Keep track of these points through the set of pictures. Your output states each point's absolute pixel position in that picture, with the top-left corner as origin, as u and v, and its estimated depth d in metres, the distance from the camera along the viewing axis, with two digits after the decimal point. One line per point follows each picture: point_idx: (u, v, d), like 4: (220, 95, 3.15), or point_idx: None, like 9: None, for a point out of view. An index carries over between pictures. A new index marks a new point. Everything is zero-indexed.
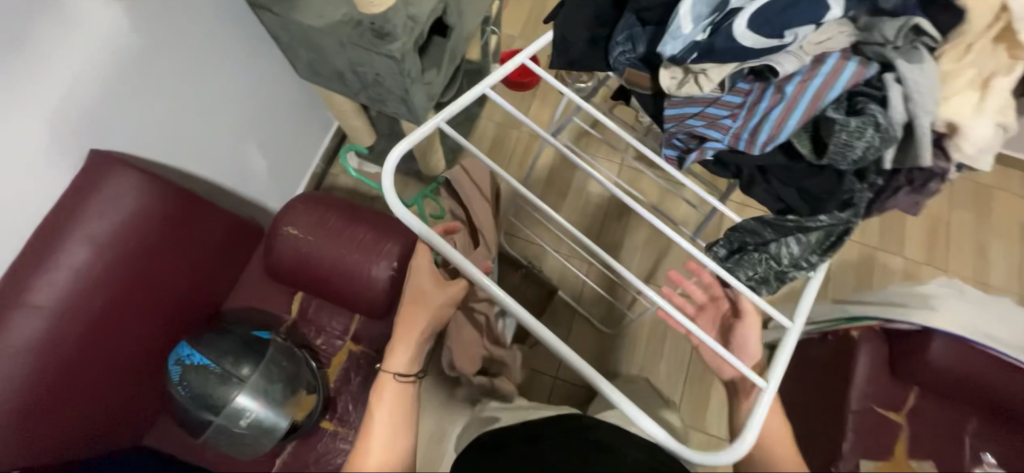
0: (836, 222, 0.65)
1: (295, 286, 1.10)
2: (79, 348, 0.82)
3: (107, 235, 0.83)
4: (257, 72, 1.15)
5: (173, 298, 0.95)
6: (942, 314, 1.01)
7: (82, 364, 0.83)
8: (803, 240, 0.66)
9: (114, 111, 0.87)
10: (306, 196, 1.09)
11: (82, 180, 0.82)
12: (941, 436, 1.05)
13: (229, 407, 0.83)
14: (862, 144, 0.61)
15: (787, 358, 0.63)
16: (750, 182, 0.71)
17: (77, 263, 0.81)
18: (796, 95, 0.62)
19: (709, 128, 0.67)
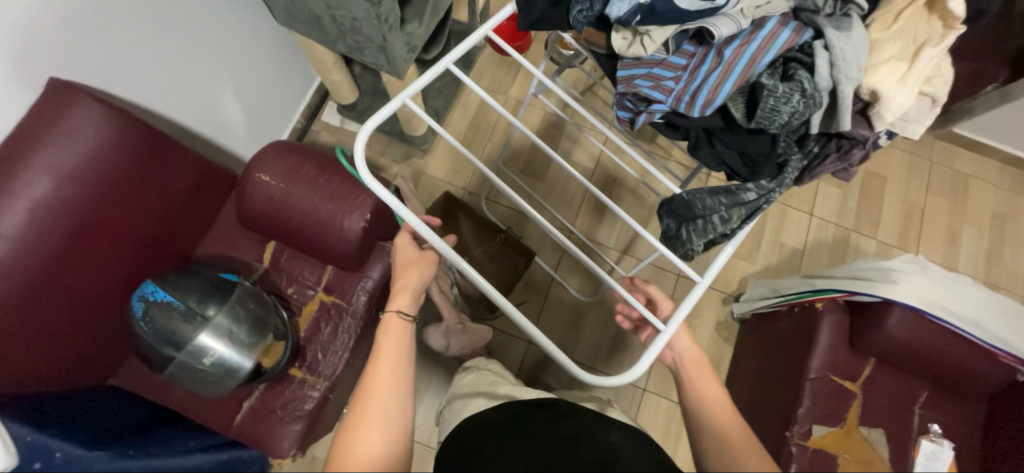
0: (763, 194, 0.62)
1: (267, 235, 1.09)
2: (38, 280, 0.81)
3: (68, 166, 0.81)
4: (231, 14, 1.11)
5: (140, 239, 0.94)
6: (902, 286, 1.03)
7: (41, 296, 0.82)
8: (728, 210, 0.63)
9: (75, 41, 0.83)
10: (281, 144, 1.07)
11: (42, 107, 0.80)
12: (893, 406, 1.09)
13: (193, 344, 0.83)
14: (789, 110, 0.55)
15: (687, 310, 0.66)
16: (696, 144, 0.64)
17: (37, 192, 0.79)
18: (733, 60, 0.56)
19: (653, 90, 0.59)
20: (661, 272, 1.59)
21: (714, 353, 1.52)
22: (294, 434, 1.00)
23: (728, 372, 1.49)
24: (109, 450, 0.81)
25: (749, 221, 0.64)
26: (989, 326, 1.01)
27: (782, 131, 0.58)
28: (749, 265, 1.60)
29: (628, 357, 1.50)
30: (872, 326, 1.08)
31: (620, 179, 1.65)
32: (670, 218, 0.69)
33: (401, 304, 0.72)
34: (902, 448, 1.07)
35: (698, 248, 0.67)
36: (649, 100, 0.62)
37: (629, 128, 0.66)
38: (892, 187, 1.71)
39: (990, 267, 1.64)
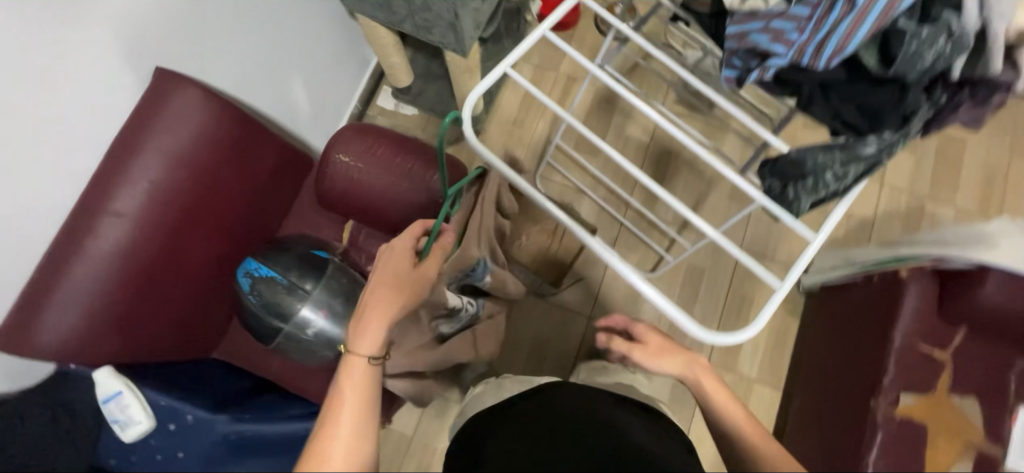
0: (884, 147, 0.59)
1: (346, 214, 1.13)
2: (156, 259, 0.87)
3: (176, 151, 0.86)
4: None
5: (235, 220, 0.99)
6: (1001, 250, 0.98)
7: (160, 274, 0.88)
8: (844, 167, 0.61)
9: (173, 31, 0.87)
10: (355, 126, 1.10)
11: (150, 94, 0.85)
12: (986, 375, 1.05)
13: (297, 316, 0.88)
14: (932, 53, 0.55)
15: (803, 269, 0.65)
16: (808, 101, 0.63)
17: (151, 176, 0.84)
18: (867, 6, 0.54)
19: (773, 43, 0.57)
20: (722, 246, 1.56)
21: (779, 326, 1.49)
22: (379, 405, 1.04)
23: (795, 345, 1.45)
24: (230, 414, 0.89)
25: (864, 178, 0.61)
26: None
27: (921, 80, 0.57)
28: (815, 237, 1.55)
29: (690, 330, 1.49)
30: (965, 292, 1.03)
31: (676, 152, 1.61)
32: (773, 178, 0.66)
33: (363, 340, 0.67)
34: (997, 417, 1.03)
35: (805, 208, 0.65)
36: (763, 57, 0.60)
37: (735, 87, 0.64)
38: (971, 151, 1.61)
39: None
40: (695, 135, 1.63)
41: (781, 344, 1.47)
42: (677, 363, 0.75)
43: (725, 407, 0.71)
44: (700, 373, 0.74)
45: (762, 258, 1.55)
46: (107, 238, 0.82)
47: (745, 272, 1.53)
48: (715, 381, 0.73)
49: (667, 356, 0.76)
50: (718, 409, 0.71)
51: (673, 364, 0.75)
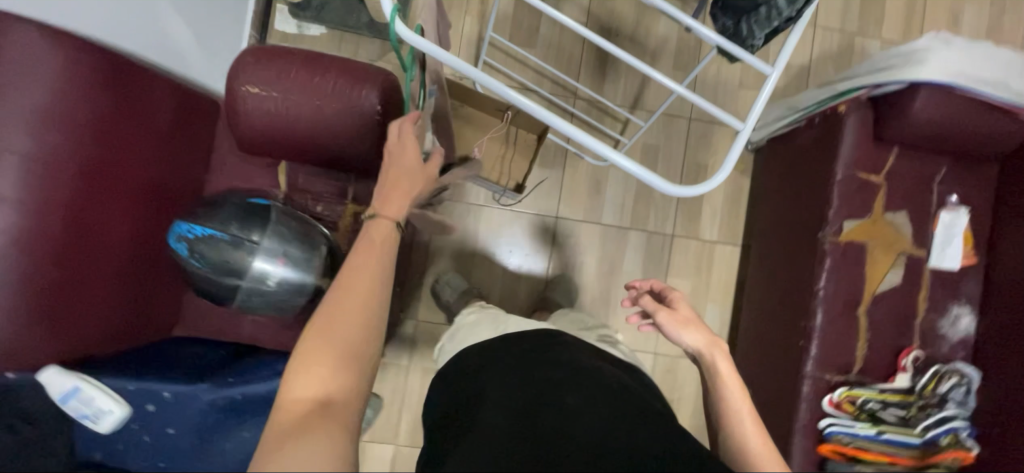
0: None
1: (277, 155, 1.01)
2: (67, 241, 0.76)
3: (40, 110, 0.73)
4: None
5: (146, 183, 0.87)
6: (930, 65, 1.02)
7: (79, 258, 0.78)
8: None
9: None
10: (256, 50, 0.94)
11: None
12: (915, 187, 1.16)
13: (250, 270, 0.81)
14: None
15: (763, 102, 0.67)
16: None
17: (21, 144, 0.71)
18: None
19: None
20: (672, 120, 1.56)
21: (734, 187, 1.55)
22: None
23: (748, 200, 1.54)
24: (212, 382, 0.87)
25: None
26: (1014, 85, 1.02)
27: None
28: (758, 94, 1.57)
29: (652, 208, 1.54)
30: (897, 114, 1.09)
31: (616, 30, 1.53)
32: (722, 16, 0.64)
33: (390, 210, 0.67)
34: (923, 223, 1.16)
35: (759, 42, 0.63)
36: None
37: None
38: None
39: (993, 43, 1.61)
40: (632, 6, 1.54)
41: (736, 203, 1.55)
42: (700, 338, 0.74)
43: (726, 390, 0.69)
44: (714, 350, 0.72)
45: (712, 125, 1.56)
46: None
47: (697, 140, 1.56)
48: (729, 364, 0.72)
49: (690, 326, 0.75)
50: (723, 392, 0.69)
51: (698, 337, 0.74)
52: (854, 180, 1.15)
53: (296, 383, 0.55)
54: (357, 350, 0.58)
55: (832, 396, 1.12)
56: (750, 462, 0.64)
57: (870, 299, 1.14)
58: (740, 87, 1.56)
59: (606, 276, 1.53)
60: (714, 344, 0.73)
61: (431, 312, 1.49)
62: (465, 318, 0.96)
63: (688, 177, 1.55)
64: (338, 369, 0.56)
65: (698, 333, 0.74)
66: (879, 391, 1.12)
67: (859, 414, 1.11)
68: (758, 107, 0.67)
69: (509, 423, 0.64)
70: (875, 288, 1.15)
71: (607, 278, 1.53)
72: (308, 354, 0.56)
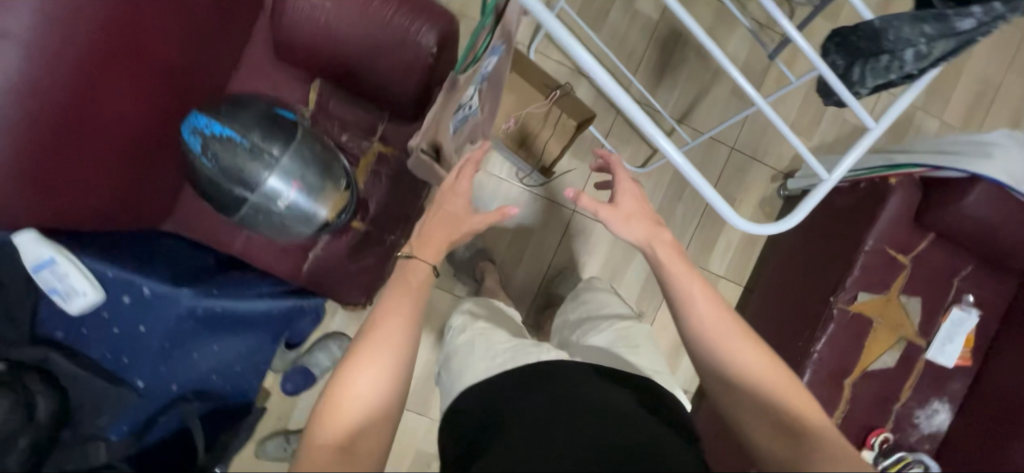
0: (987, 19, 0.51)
1: (314, 71, 0.95)
2: (71, 104, 0.70)
3: None
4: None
5: (167, 65, 0.80)
6: (996, 161, 0.99)
7: (83, 125, 0.73)
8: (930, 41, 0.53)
9: None
10: None
11: None
12: (937, 277, 1.14)
13: (262, 187, 0.76)
14: None
15: (855, 156, 0.66)
16: None
17: None
18: None
19: None
20: (714, 145, 1.52)
21: (753, 228, 1.53)
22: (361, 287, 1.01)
23: (765, 244, 1.52)
24: (189, 288, 0.88)
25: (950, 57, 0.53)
26: None
27: None
28: (806, 143, 1.53)
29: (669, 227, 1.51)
30: (946, 202, 1.06)
31: (685, 37, 1.47)
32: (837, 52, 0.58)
33: (426, 255, 0.72)
34: (932, 315, 1.15)
35: (864, 92, 0.58)
36: None
37: None
38: (972, 61, 1.57)
39: None
40: (708, 17, 1.47)
41: (752, 243, 1.53)
42: (640, 231, 0.82)
43: (686, 284, 0.76)
44: (663, 248, 0.80)
45: (751, 161, 1.53)
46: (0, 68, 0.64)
47: (732, 172, 1.52)
48: (672, 252, 0.80)
49: (635, 223, 0.82)
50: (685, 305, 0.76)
51: (638, 231, 0.81)
52: (880, 256, 1.13)
53: (329, 423, 0.58)
54: (386, 375, 0.62)
55: None
56: (728, 337, 0.72)
57: (860, 373, 1.14)
58: (790, 130, 1.52)
59: (605, 282, 1.51)
60: (653, 239, 0.81)
61: None
62: (455, 339, 0.85)
63: (714, 205, 1.52)
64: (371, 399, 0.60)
65: (632, 226, 0.82)
66: None
67: None
68: (849, 159, 0.66)
69: (537, 445, 0.62)
70: (867, 365, 1.15)
71: (605, 284, 1.51)
72: (343, 383, 0.60)
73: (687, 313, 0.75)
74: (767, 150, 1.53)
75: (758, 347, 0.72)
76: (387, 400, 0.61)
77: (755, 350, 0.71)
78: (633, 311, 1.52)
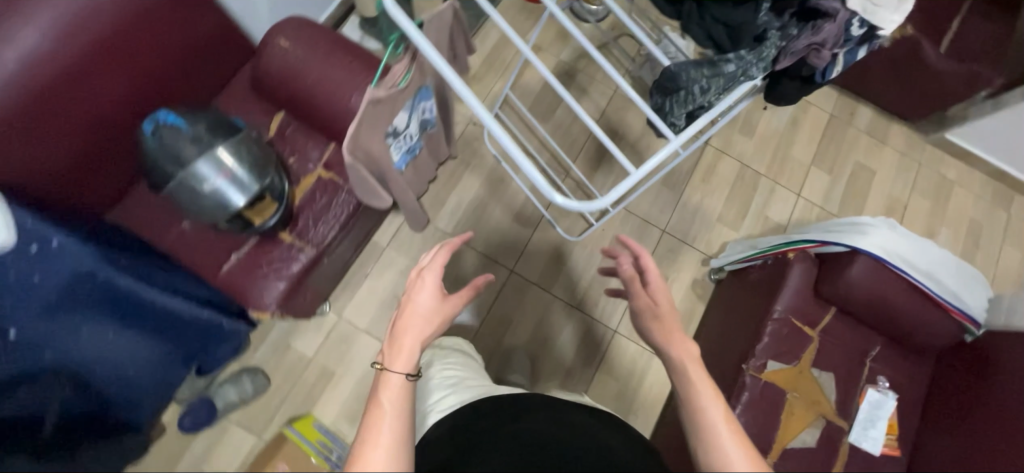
0: (742, 66, 0.64)
1: (279, 105, 1.14)
2: (62, 78, 0.86)
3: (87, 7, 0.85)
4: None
5: (149, 89, 0.99)
6: (869, 237, 1.08)
7: (70, 87, 0.88)
8: (710, 83, 0.66)
9: None
10: (304, 22, 1.11)
11: None
12: (846, 353, 1.15)
13: (190, 171, 0.87)
14: (708, 79, 0.66)
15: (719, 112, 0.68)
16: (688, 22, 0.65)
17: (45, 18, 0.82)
18: None
19: None
20: (647, 226, 1.64)
21: (686, 308, 1.58)
22: (276, 291, 1.04)
23: (697, 326, 1.55)
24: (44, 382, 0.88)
25: (697, 71, 0.66)
26: (943, 279, 1.05)
27: (689, 70, 0.67)
28: (732, 234, 1.66)
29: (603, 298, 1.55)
30: (835, 274, 1.13)
31: (619, 132, 1.70)
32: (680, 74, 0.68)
33: (399, 364, 0.69)
34: (850, 395, 1.13)
35: (679, 120, 0.71)
36: None
37: None
38: (879, 182, 1.76)
39: None
40: (640, 122, 1.70)
41: (685, 322, 1.56)
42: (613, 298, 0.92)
43: (683, 367, 0.72)
44: (695, 366, 0.71)
45: (682, 244, 1.64)
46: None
47: (664, 252, 1.62)
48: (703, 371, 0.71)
49: (679, 340, 0.74)
50: None
51: (669, 342, 0.74)
52: (786, 326, 1.16)
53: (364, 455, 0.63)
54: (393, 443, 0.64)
55: None
56: (707, 430, 0.67)
57: (780, 453, 1.07)
58: (716, 221, 1.67)
59: (538, 347, 1.51)
60: (687, 350, 0.73)
61: (359, 318, 1.47)
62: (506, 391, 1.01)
63: None
64: (390, 459, 0.63)
65: (690, 343, 0.74)
66: None
67: None
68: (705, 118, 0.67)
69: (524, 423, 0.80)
70: (787, 443, 1.08)
71: (537, 349, 1.51)
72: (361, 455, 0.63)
73: (710, 457, 0.66)
74: (696, 235, 1.65)
75: (758, 465, 0.65)
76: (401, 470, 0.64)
77: (739, 442, 0.66)
78: (566, 380, 1.49)
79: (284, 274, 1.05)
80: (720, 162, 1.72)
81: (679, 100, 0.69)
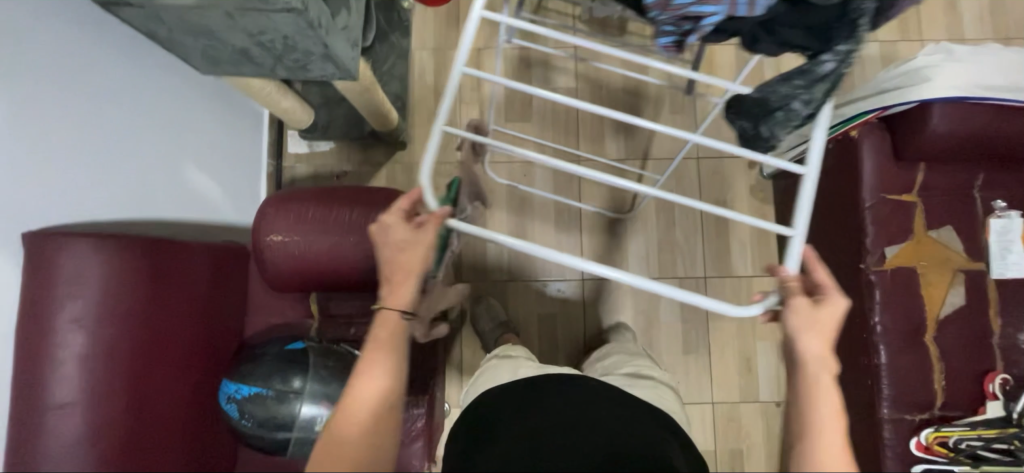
0: (842, 61, 0.56)
1: (303, 290, 1.06)
2: (133, 404, 0.82)
3: (94, 348, 0.79)
4: (127, 69, 0.95)
5: (199, 357, 0.94)
6: (937, 82, 0.98)
7: (144, 403, 0.84)
8: (810, 91, 0.59)
9: (65, 188, 0.86)
10: (273, 199, 1.02)
11: (31, 284, 0.78)
12: (953, 200, 1.09)
13: (299, 420, 0.85)
14: (805, 92, 0.59)
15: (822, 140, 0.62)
16: (755, 40, 0.63)
17: (71, 388, 0.77)
18: None
19: (702, 7, 0.56)
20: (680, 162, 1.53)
21: (758, 218, 1.51)
22: (420, 451, 1.07)
23: (778, 229, 1.48)
24: None
25: (795, 83, 0.59)
26: None
27: (779, 90, 0.60)
28: None
29: (678, 256, 1.49)
30: (914, 132, 1.03)
31: (602, 84, 1.53)
32: (765, 98, 0.62)
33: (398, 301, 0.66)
34: (974, 235, 1.08)
35: (784, 138, 0.64)
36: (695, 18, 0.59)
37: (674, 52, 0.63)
38: None
39: (998, 20, 1.55)
40: (617, 60, 1.51)
41: (764, 232, 1.50)
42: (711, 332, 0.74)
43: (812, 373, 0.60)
44: (821, 366, 0.59)
45: (721, 160, 1.53)
46: (34, 430, 0.75)
47: (710, 178, 1.52)
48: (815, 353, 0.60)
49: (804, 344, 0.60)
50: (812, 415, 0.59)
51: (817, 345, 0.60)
52: (886, 206, 1.09)
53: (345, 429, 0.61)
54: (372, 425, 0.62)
55: (918, 439, 1.02)
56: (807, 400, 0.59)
57: (935, 326, 1.07)
58: None
59: (645, 332, 1.49)
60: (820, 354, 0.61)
61: None
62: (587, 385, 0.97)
63: (709, 215, 1.51)
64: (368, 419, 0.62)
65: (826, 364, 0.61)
66: (970, 427, 1.01)
67: (956, 456, 1.01)
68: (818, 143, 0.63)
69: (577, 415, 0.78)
70: (936, 315, 1.07)
71: (645, 336, 1.49)
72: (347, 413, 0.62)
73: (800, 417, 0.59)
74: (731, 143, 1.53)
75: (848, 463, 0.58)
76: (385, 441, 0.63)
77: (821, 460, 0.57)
78: (683, 346, 1.49)
79: (416, 434, 1.08)
80: (715, 53, 1.53)
81: (777, 122, 0.62)
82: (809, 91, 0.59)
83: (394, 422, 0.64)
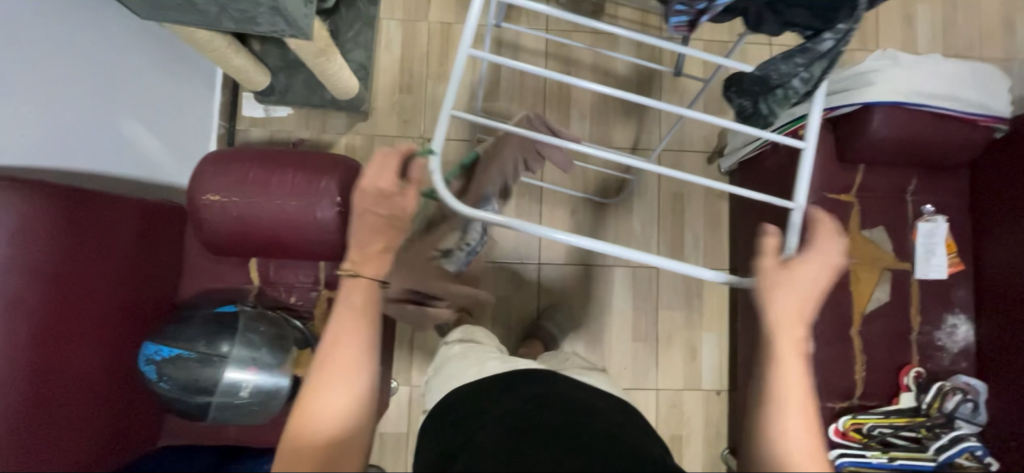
0: (841, 40, 0.60)
1: (243, 255, 1.02)
2: (40, 362, 0.78)
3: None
4: (52, 3, 0.88)
5: (121, 317, 0.90)
6: (879, 86, 1.02)
7: (55, 360, 0.80)
8: (808, 70, 0.62)
9: None
10: (215, 157, 0.98)
11: None
12: (887, 202, 1.14)
13: (222, 384, 0.83)
14: (802, 72, 0.63)
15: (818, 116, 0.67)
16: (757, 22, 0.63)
17: None
18: None
19: None
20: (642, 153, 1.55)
21: (713, 212, 1.55)
22: None
23: (730, 224, 1.53)
24: None
25: (794, 63, 0.62)
26: (963, 95, 1.03)
27: (779, 70, 0.64)
28: None
29: (635, 245, 1.51)
30: (856, 134, 1.08)
31: (571, 69, 1.53)
32: (766, 77, 0.65)
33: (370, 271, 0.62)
34: (904, 236, 1.14)
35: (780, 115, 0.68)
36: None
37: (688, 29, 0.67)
38: None
39: (949, 38, 1.62)
40: (587, 45, 1.51)
41: (717, 226, 1.54)
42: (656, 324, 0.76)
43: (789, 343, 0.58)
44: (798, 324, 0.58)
45: (682, 153, 1.55)
46: None
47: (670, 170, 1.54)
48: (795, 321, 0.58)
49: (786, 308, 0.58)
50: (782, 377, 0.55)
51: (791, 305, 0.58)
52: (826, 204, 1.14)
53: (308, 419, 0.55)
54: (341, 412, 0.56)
55: (836, 425, 1.08)
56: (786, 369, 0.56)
57: (861, 320, 1.13)
58: None
59: (596, 318, 1.52)
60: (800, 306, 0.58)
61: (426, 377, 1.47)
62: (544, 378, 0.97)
63: (666, 207, 1.54)
64: (339, 410, 0.56)
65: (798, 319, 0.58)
66: (883, 416, 1.08)
67: (869, 442, 1.07)
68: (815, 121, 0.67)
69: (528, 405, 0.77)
70: (863, 310, 1.13)
71: (597, 321, 1.52)
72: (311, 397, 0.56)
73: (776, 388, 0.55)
74: (692, 137, 1.56)
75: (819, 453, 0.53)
76: (355, 429, 0.57)
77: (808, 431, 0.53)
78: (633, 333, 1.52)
79: None
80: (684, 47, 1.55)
81: (775, 99, 0.66)
82: (809, 71, 0.63)
83: (369, 412, 0.58)
